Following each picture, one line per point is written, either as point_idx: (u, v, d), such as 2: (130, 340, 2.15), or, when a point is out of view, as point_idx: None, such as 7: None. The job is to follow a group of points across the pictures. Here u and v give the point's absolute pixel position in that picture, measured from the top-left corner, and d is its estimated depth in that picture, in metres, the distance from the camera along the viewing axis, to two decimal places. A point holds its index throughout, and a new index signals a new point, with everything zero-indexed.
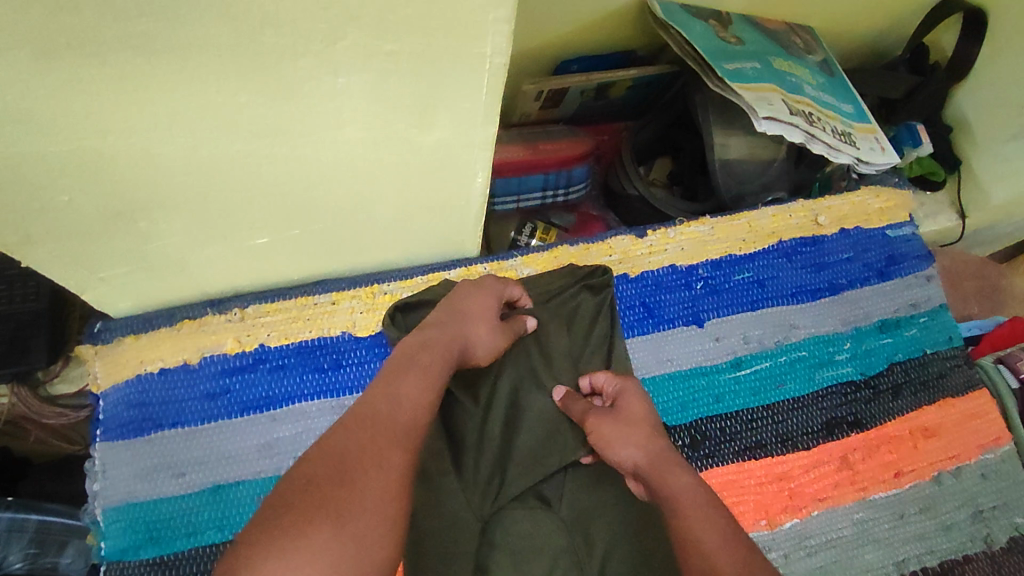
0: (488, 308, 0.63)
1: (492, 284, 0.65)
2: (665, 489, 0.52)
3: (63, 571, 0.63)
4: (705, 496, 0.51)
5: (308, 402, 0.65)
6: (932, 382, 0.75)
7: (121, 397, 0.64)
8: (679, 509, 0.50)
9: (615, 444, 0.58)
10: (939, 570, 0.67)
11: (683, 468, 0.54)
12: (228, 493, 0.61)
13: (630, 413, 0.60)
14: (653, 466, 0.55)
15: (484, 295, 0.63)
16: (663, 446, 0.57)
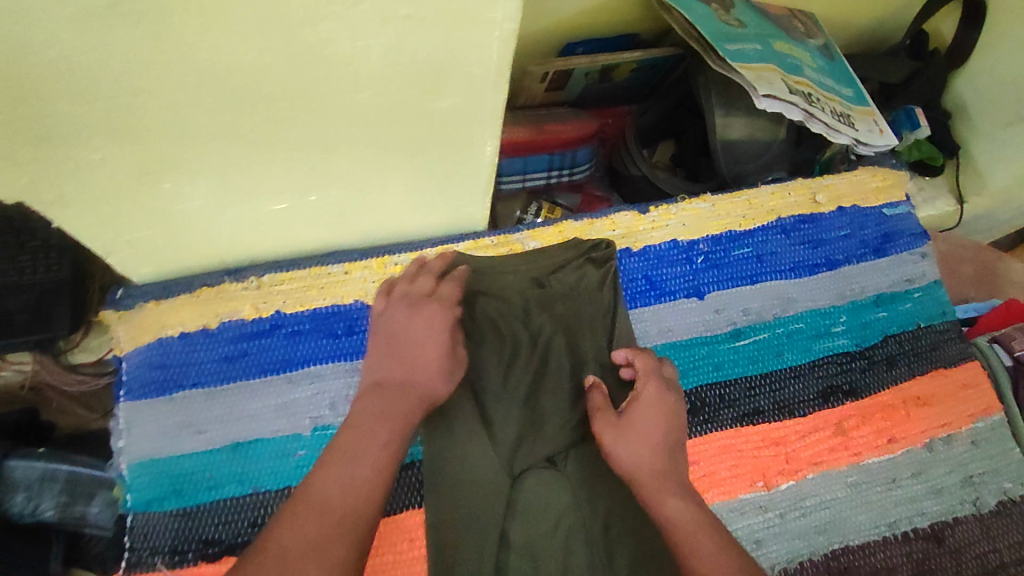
0: (439, 344, 0.61)
1: (429, 315, 0.62)
2: (662, 514, 0.55)
3: (92, 520, 0.65)
4: (697, 523, 0.54)
5: (323, 365, 0.68)
6: (925, 354, 0.77)
7: (144, 359, 0.67)
8: (675, 536, 0.54)
9: (619, 458, 0.59)
10: (929, 531, 0.70)
11: (679, 489, 0.57)
12: (248, 450, 0.64)
13: (637, 427, 0.60)
14: (652, 485, 0.57)
15: (430, 333, 0.61)
16: (664, 467, 0.58)
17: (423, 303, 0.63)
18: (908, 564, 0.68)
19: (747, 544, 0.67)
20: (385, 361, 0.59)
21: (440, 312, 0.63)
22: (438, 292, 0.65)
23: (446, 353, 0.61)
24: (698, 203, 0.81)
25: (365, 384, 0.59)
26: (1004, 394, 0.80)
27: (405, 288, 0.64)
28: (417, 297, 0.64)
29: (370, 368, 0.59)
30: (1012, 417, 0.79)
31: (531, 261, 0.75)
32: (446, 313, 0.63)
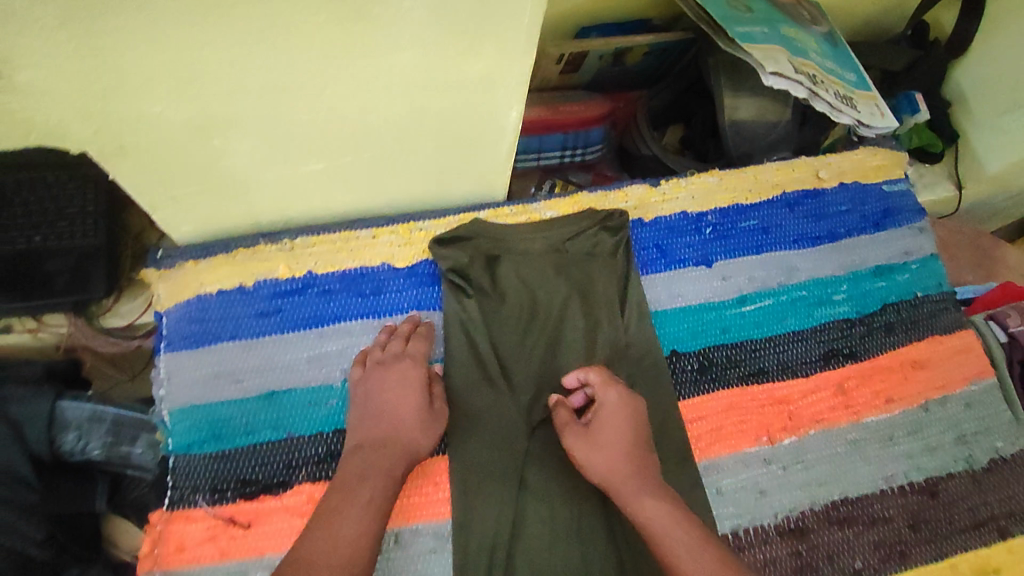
0: (414, 398, 0.65)
1: (402, 373, 0.66)
2: (638, 516, 0.59)
3: (135, 460, 0.71)
4: (670, 519, 0.58)
5: (352, 322, 0.72)
6: (922, 322, 0.81)
7: (183, 314, 0.71)
8: (652, 534, 0.58)
9: (591, 470, 0.63)
10: (924, 485, 0.74)
11: (649, 490, 0.61)
12: (283, 399, 0.68)
13: (604, 437, 0.64)
14: (626, 488, 0.61)
15: (406, 389, 0.65)
16: (633, 472, 0.62)
17: (394, 362, 0.67)
18: (903, 515, 0.72)
19: (751, 493, 0.71)
20: (368, 422, 0.64)
21: (413, 367, 0.67)
22: (407, 350, 0.69)
23: (424, 406, 0.65)
24: (707, 178, 0.84)
25: (351, 446, 0.63)
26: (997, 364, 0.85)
27: (377, 351, 0.68)
28: (388, 358, 0.67)
29: (356, 429, 0.64)
30: (1004, 383, 0.83)
31: (548, 229, 0.78)
32: (417, 370, 0.67)
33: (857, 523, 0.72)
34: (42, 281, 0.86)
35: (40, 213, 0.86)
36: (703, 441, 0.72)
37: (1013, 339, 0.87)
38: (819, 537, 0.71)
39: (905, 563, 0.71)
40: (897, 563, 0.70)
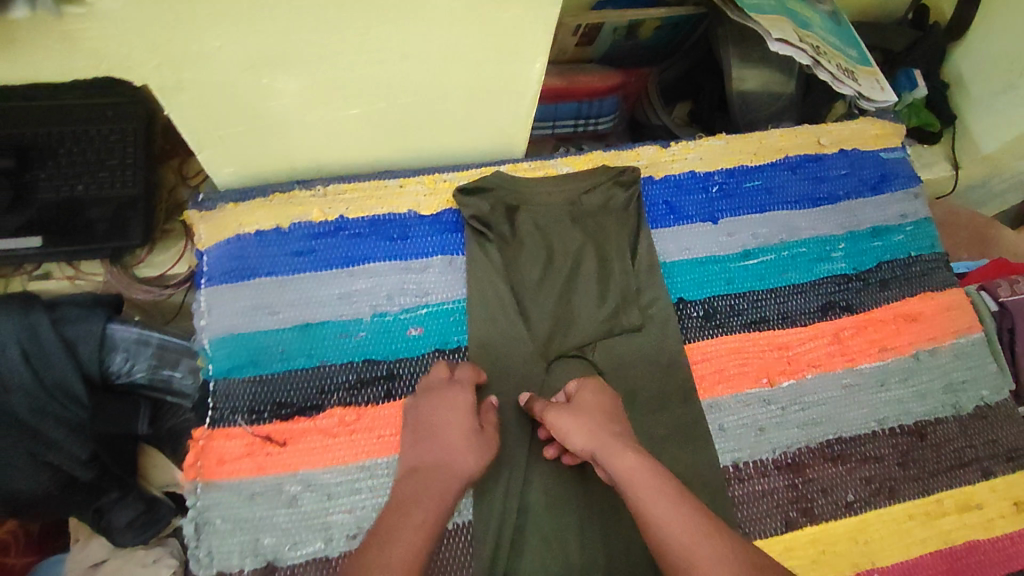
0: (462, 424, 0.64)
1: (450, 398, 0.65)
2: (618, 473, 0.60)
3: (176, 383, 0.78)
4: (648, 476, 0.59)
5: (380, 262, 0.76)
6: (915, 279, 0.86)
7: (222, 252, 0.75)
8: (631, 490, 0.59)
9: (573, 435, 0.64)
10: (913, 428, 0.79)
11: (629, 449, 0.62)
12: (316, 330, 0.73)
13: (584, 404, 0.66)
14: (605, 448, 0.62)
15: (454, 414, 0.64)
16: (612, 433, 0.63)
17: (443, 387, 0.67)
18: (893, 454, 0.77)
19: (751, 431, 0.76)
20: (418, 444, 0.63)
21: (461, 393, 0.66)
22: (455, 376, 0.68)
23: (472, 432, 0.64)
24: (715, 141, 0.89)
25: (405, 470, 0.62)
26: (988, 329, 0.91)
27: (425, 378, 0.68)
28: (437, 383, 0.67)
29: (410, 453, 0.63)
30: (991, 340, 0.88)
31: (565, 183, 0.82)
32: (466, 395, 0.66)
33: (849, 460, 0.76)
34: (85, 227, 0.94)
35: (83, 163, 0.94)
36: (707, 382, 0.77)
37: (1003, 308, 0.94)
38: (813, 472, 0.75)
39: (894, 498, 0.75)
40: (886, 498, 0.75)
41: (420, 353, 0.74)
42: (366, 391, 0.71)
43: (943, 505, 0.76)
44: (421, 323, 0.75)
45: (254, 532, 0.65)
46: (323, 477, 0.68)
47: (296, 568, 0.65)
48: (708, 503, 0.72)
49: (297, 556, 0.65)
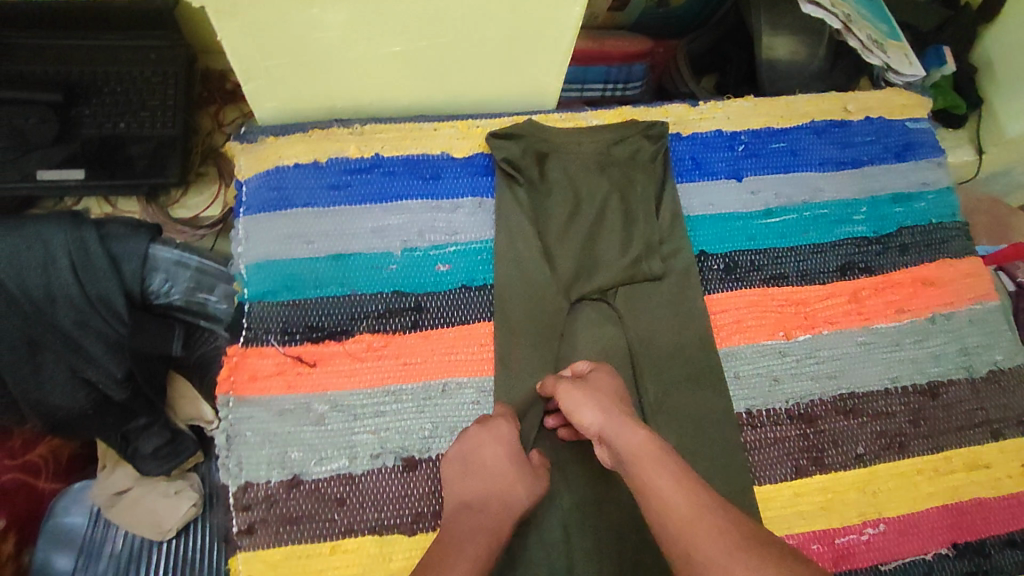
0: (511, 458, 0.63)
1: (494, 430, 0.65)
2: (624, 448, 0.59)
3: (211, 308, 0.82)
4: (651, 449, 0.58)
5: (411, 200, 0.79)
6: (935, 245, 0.87)
7: (261, 183, 0.78)
8: (637, 465, 0.57)
9: (582, 409, 0.63)
10: (926, 387, 0.80)
11: (636, 425, 0.61)
12: (347, 261, 0.75)
13: (594, 382, 0.67)
14: (610, 424, 0.61)
15: (499, 444, 0.64)
16: (621, 411, 0.63)
17: (488, 418, 0.66)
18: (905, 412, 0.79)
19: (765, 380, 0.78)
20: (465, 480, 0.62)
21: (506, 425, 0.66)
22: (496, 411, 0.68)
23: (520, 467, 0.63)
24: (743, 102, 0.91)
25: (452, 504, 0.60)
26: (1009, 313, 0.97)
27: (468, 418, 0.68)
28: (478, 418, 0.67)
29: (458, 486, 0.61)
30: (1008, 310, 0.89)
31: (594, 134, 0.84)
32: (512, 427, 0.66)
33: (862, 414, 0.78)
34: (124, 163, 0.96)
35: (126, 103, 0.97)
36: (724, 331, 0.79)
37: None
38: (825, 424, 0.77)
39: (904, 453, 0.77)
40: (896, 452, 0.77)
41: (448, 287, 0.76)
42: (395, 320, 0.74)
43: (952, 462, 0.77)
44: (450, 260, 0.77)
45: (282, 446, 0.68)
46: (350, 398, 0.70)
47: (321, 482, 0.67)
48: (720, 448, 0.74)
49: (322, 471, 0.67)
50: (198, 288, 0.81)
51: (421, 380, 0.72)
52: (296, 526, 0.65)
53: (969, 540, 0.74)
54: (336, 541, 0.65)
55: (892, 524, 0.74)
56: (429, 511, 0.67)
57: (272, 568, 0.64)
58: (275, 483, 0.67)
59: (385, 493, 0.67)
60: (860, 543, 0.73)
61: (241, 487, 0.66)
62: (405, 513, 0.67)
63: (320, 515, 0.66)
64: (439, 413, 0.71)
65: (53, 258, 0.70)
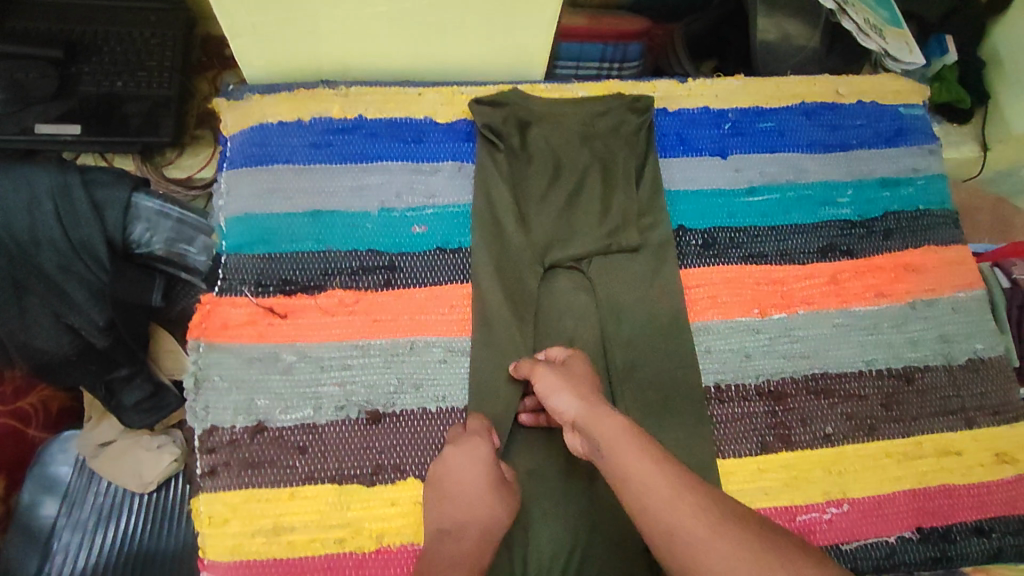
0: (486, 479, 0.63)
1: (470, 450, 0.65)
2: (597, 433, 0.59)
3: (191, 260, 0.84)
4: (626, 432, 0.58)
5: (391, 162, 0.79)
6: (920, 232, 0.86)
7: (245, 139, 0.79)
8: (612, 448, 0.57)
9: (558, 394, 0.64)
10: (901, 371, 0.79)
11: (611, 411, 0.61)
12: (325, 218, 0.76)
13: (571, 369, 0.67)
14: (586, 409, 0.61)
15: (475, 466, 0.64)
16: (596, 398, 0.63)
17: (463, 439, 0.66)
18: (877, 395, 0.78)
19: (737, 356, 0.78)
20: (444, 505, 0.63)
21: (481, 444, 0.66)
22: (469, 427, 0.68)
23: (496, 486, 0.64)
24: (733, 80, 0.90)
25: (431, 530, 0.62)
26: (998, 310, 0.93)
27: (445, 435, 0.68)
28: (453, 437, 0.67)
29: (436, 512, 0.62)
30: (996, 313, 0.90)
31: (579, 105, 0.84)
32: (488, 445, 0.66)
33: (833, 395, 0.77)
34: (120, 121, 0.98)
35: (124, 63, 1.00)
36: (698, 305, 0.79)
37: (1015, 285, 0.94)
38: (795, 402, 0.77)
39: (874, 435, 0.76)
40: (865, 435, 0.76)
41: (423, 249, 0.77)
42: (368, 277, 0.74)
43: (922, 447, 0.76)
44: (426, 222, 0.78)
45: (249, 393, 0.69)
46: (319, 350, 0.71)
47: (285, 429, 0.68)
48: (685, 420, 0.74)
49: (287, 419, 0.68)
50: (178, 239, 0.83)
51: (390, 336, 0.73)
52: (258, 471, 0.67)
53: (935, 525, 0.73)
54: (296, 488, 0.66)
55: (857, 505, 0.73)
56: (389, 464, 0.68)
57: (232, 510, 0.65)
58: (240, 429, 0.68)
59: (347, 444, 0.68)
60: (822, 522, 0.72)
61: (207, 430, 0.68)
62: (366, 464, 0.68)
63: (282, 462, 0.67)
64: (405, 369, 0.72)
65: (38, 201, 0.72)
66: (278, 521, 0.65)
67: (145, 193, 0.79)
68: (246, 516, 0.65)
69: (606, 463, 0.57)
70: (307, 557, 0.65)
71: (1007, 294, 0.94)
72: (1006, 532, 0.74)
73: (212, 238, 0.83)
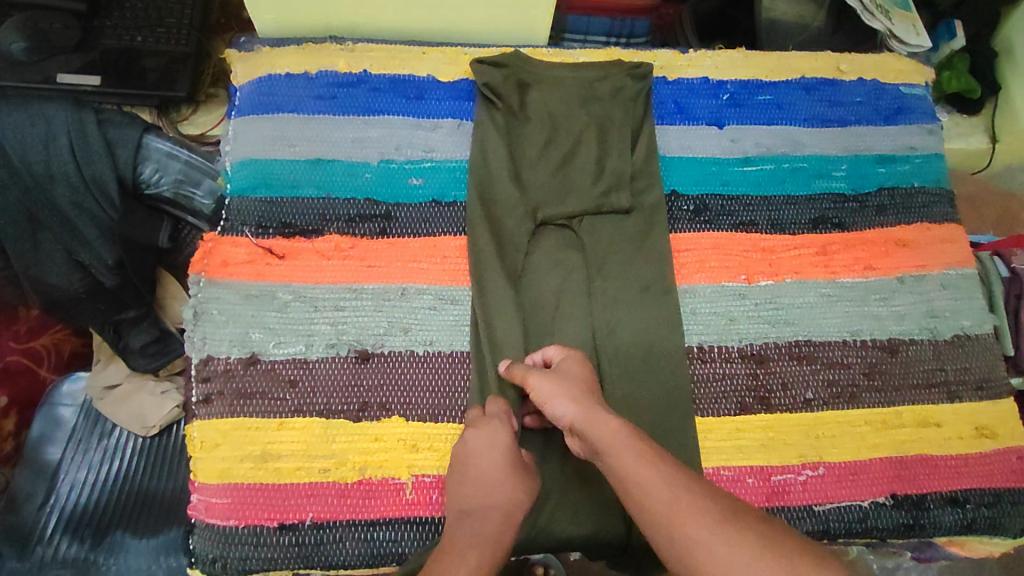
0: (504, 462, 0.62)
1: (490, 433, 0.63)
2: (597, 437, 0.58)
3: (196, 204, 0.87)
4: (627, 438, 0.57)
5: (393, 116, 0.82)
6: (914, 209, 0.86)
7: (253, 89, 0.82)
8: (613, 454, 0.57)
9: (554, 401, 0.62)
10: (886, 343, 0.80)
11: (609, 413, 0.60)
12: (326, 167, 0.79)
13: (565, 373, 0.66)
14: (582, 415, 0.60)
15: (493, 451, 0.62)
16: (593, 400, 0.62)
17: (482, 423, 0.65)
18: (861, 364, 0.79)
19: (721, 319, 0.79)
20: (465, 488, 0.61)
21: (500, 428, 0.64)
22: (488, 410, 0.67)
23: (501, 449, 0.63)
24: (734, 53, 0.91)
25: (453, 511, 0.60)
26: (994, 301, 0.91)
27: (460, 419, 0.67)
28: (472, 421, 0.66)
29: (457, 493, 0.61)
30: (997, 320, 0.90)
31: (579, 70, 0.85)
32: (505, 430, 0.64)
33: (816, 361, 0.78)
34: (138, 74, 1.02)
35: (145, 20, 1.03)
36: (685, 269, 0.80)
37: (1015, 275, 0.91)
38: (776, 366, 0.78)
39: (854, 403, 0.77)
40: (845, 402, 0.77)
41: (419, 200, 0.79)
42: (363, 225, 0.77)
43: (902, 418, 0.77)
44: (423, 174, 0.80)
45: (244, 327, 0.72)
46: (313, 291, 0.74)
47: (277, 363, 0.71)
48: (667, 381, 0.75)
49: (279, 353, 0.71)
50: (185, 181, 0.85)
51: (382, 282, 0.75)
52: (249, 400, 0.69)
53: (909, 492, 0.74)
54: (285, 418, 0.69)
55: (832, 469, 0.74)
56: (375, 402, 0.71)
57: (223, 436, 0.68)
58: (234, 360, 0.71)
59: (335, 380, 0.71)
60: (796, 483, 0.73)
61: (203, 360, 0.71)
62: (353, 400, 0.70)
63: (272, 393, 0.70)
64: (395, 314, 0.74)
65: (54, 136, 0.76)
66: (267, 448, 0.68)
67: (154, 134, 0.83)
68: (236, 442, 0.68)
69: (608, 467, 0.57)
70: (291, 485, 0.67)
71: (1005, 285, 0.92)
72: (981, 504, 0.75)
73: (218, 181, 0.86)
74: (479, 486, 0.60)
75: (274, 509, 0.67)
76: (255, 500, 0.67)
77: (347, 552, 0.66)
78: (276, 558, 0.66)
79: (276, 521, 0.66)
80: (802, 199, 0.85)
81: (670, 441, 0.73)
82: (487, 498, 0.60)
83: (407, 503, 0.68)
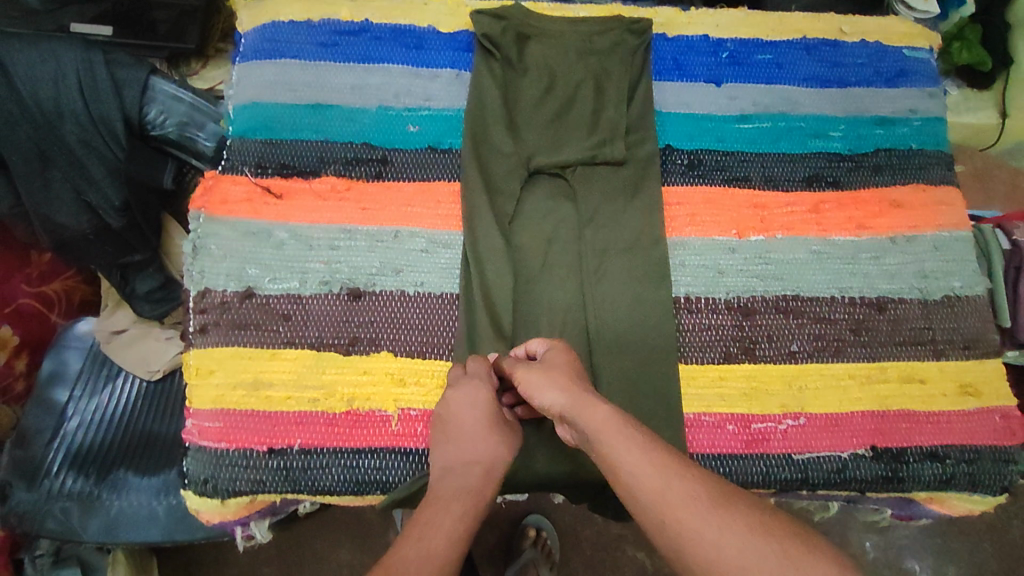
0: (489, 402, 0.65)
1: (468, 390, 0.65)
2: (585, 424, 0.55)
3: (200, 147, 0.89)
4: (617, 424, 0.53)
5: (392, 65, 0.83)
6: (911, 170, 0.86)
7: (257, 35, 0.83)
8: (601, 439, 0.53)
9: (541, 391, 0.60)
10: (874, 301, 0.80)
11: (598, 401, 0.57)
12: (325, 112, 0.81)
13: (552, 363, 0.63)
14: (572, 404, 0.57)
15: (478, 396, 0.65)
16: (583, 389, 0.59)
17: (462, 380, 0.66)
18: (847, 320, 0.79)
19: (709, 270, 0.80)
20: (450, 431, 0.63)
21: (481, 387, 0.66)
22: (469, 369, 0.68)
23: (485, 390, 0.65)
24: (736, 11, 0.91)
25: (438, 452, 0.62)
26: (992, 269, 0.90)
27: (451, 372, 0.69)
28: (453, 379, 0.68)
29: (445, 431, 0.64)
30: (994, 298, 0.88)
31: (578, 23, 0.86)
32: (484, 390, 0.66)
33: (803, 315, 0.79)
34: (149, 25, 1.04)
35: None
36: (676, 221, 0.81)
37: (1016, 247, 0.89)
38: (762, 319, 0.78)
39: (839, 356, 0.78)
40: (831, 355, 0.78)
41: (415, 146, 0.81)
42: (360, 167, 0.79)
43: (886, 373, 0.78)
44: (420, 122, 0.82)
45: (241, 262, 0.74)
46: (309, 230, 0.76)
47: (272, 297, 0.73)
48: (653, 329, 0.76)
49: (274, 287, 0.74)
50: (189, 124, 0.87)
51: (377, 223, 0.77)
52: (244, 331, 0.72)
53: (889, 445, 0.75)
54: (277, 349, 0.71)
55: (814, 420, 0.75)
56: (365, 337, 0.73)
57: (218, 364, 0.71)
58: (231, 293, 0.73)
59: (326, 314, 0.73)
60: (776, 431, 0.75)
61: (201, 291, 0.73)
62: (345, 335, 0.73)
63: (266, 325, 0.72)
64: (388, 254, 0.76)
65: (63, 74, 0.78)
66: (258, 376, 0.71)
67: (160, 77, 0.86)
68: (230, 370, 0.71)
69: (598, 454, 0.53)
70: (282, 412, 0.70)
71: (1005, 257, 0.90)
72: (961, 459, 0.76)
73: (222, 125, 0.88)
74: (464, 423, 0.63)
75: (266, 434, 0.69)
76: (247, 425, 0.69)
77: (334, 477, 0.69)
78: (265, 480, 0.69)
79: (266, 445, 0.69)
80: (797, 158, 0.85)
81: (652, 388, 0.75)
82: (469, 433, 0.62)
83: (393, 434, 0.70)
